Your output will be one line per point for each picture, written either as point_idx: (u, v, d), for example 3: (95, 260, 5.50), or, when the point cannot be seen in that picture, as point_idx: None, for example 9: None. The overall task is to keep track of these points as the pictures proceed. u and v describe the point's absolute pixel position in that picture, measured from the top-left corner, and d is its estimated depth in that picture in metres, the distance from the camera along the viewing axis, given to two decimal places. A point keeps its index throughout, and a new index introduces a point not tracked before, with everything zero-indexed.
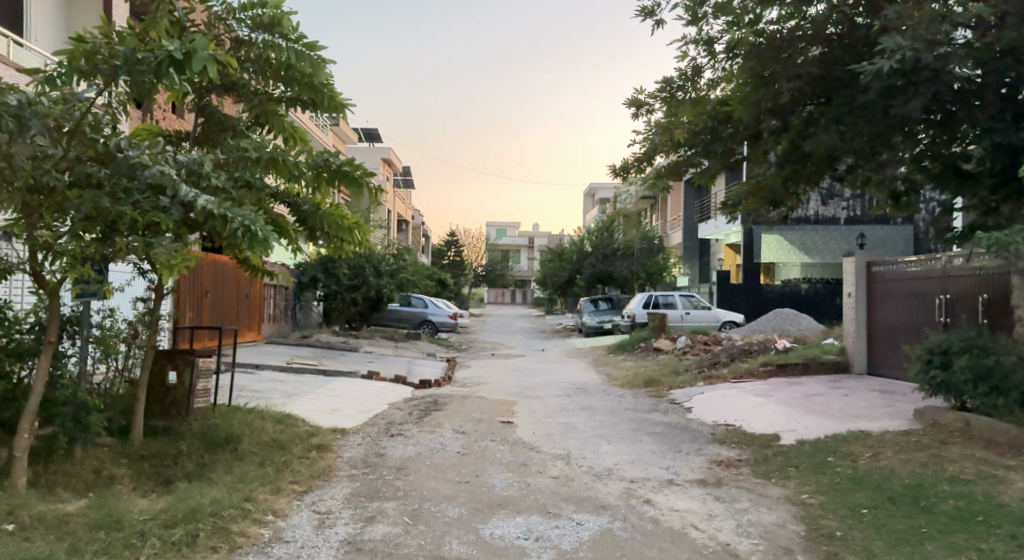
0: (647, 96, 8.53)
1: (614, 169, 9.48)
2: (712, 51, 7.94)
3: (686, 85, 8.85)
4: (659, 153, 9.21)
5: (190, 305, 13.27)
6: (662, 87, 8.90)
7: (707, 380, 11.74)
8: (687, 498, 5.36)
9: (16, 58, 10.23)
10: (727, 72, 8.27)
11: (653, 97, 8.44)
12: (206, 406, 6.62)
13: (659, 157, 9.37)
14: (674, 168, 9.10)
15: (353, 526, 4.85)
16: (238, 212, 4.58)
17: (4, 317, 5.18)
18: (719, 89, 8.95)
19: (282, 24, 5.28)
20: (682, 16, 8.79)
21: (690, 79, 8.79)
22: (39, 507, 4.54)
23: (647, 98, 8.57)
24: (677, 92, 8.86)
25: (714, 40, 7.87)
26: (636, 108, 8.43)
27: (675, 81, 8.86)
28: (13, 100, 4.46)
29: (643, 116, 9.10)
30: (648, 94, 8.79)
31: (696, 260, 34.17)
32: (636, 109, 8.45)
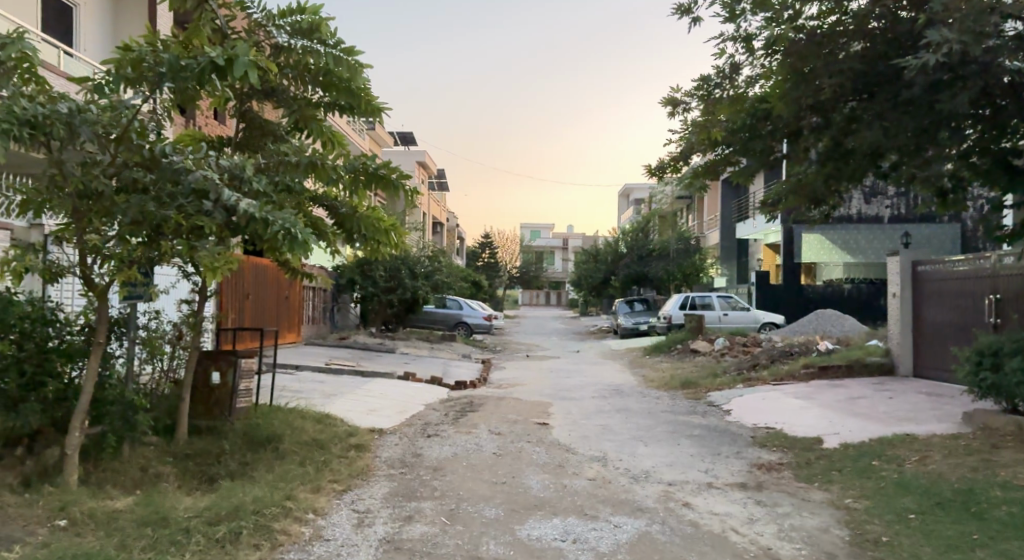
0: (683, 95, 8.45)
1: (649, 169, 9.41)
2: (751, 48, 7.82)
3: (723, 83, 8.77)
4: (695, 152, 9.13)
5: (232, 305, 13.57)
6: (699, 85, 8.81)
7: (745, 383, 11.57)
8: (728, 501, 5.29)
9: (68, 69, 10.57)
10: (766, 69, 8.14)
11: (689, 96, 8.34)
12: (247, 406, 6.76)
13: (695, 156, 9.26)
14: (710, 167, 8.98)
15: (391, 525, 4.89)
16: (279, 216, 4.69)
17: (56, 318, 5.33)
18: (758, 86, 8.80)
19: (320, 31, 5.41)
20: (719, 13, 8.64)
21: (728, 77, 8.70)
22: (90, 503, 4.68)
23: (683, 96, 8.48)
24: (715, 89, 8.77)
25: (753, 36, 7.75)
26: (672, 107, 8.35)
27: (712, 79, 8.78)
28: (64, 107, 4.62)
29: (680, 114, 9.00)
30: (684, 93, 8.68)
31: (734, 260, 33.67)
32: (672, 108, 8.37)
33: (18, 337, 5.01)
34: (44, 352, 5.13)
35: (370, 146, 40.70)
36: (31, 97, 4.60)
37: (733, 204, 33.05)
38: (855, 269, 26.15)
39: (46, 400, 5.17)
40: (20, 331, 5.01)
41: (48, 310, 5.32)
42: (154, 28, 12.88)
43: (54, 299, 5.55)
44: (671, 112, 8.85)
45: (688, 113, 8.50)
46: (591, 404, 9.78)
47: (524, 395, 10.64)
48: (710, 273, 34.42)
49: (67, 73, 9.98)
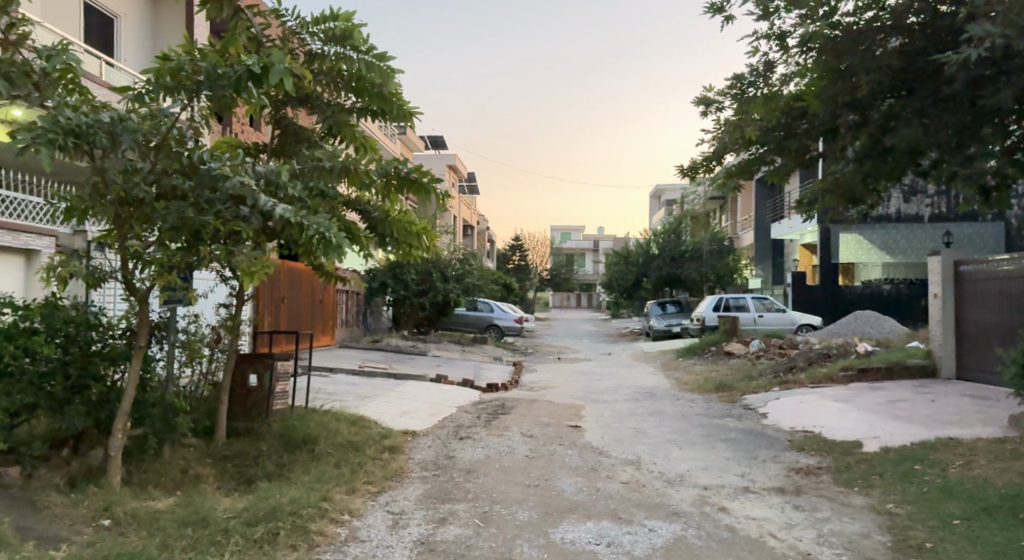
0: (717, 94, 8.38)
1: (681, 169, 9.32)
2: (785, 46, 7.72)
3: (757, 82, 8.65)
4: (728, 152, 9.04)
5: (268, 309, 13.78)
6: (732, 83, 8.70)
7: (781, 386, 11.39)
8: (765, 506, 5.21)
9: (109, 79, 10.83)
10: (801, 67, 8.01)
11: (722, 94, 8.26)
12: (283, 408, 6.87)
13: (728, 155, 9.15)
14: (744, 167, 8.88)
15: (424, 527, 4.91)
16: (313, 220, 4.78)
17: (99, 323, 5.46)
18: (793, 84, 8.66)
19: (353, 37, 5.49)
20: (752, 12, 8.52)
21: (762, 75, 8.59)
22: (132, 504, 4.79)
23: (716, 96, 8.38)
24: (749, 88, 8.65)
25: (787, 34, 7.65)
26: (705, 107, 8.26)
27: (746, 77, 8.67)
28: (106, 117, 4.71)
29: (712, 114, 8.90)
30: (717, 92, 8.59)
31: (769, 261, 33.18)
32: (704, 107, 8.29)
33: (64, 341, 5.14)
34: (88, 355, 5.26)
35: (402, 150, 41.04)
36: (75, 106, 4.72)
37: (767, 203, 32.57)
38: (894, 269, 25.53)
39: (90, 402, 5.30)
40: (65, 335, 5.15)
41: (91, 314, 5.45)
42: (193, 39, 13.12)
43: (98, 303, 5.69)
44: (703, 111, 8.76)
45: (721, 112, 8.43)
46: (625, 407, 9.71)
47: (557, 398, 10.60)
48: (743, 274, 33.96)
49: (108, 84, 10.24)
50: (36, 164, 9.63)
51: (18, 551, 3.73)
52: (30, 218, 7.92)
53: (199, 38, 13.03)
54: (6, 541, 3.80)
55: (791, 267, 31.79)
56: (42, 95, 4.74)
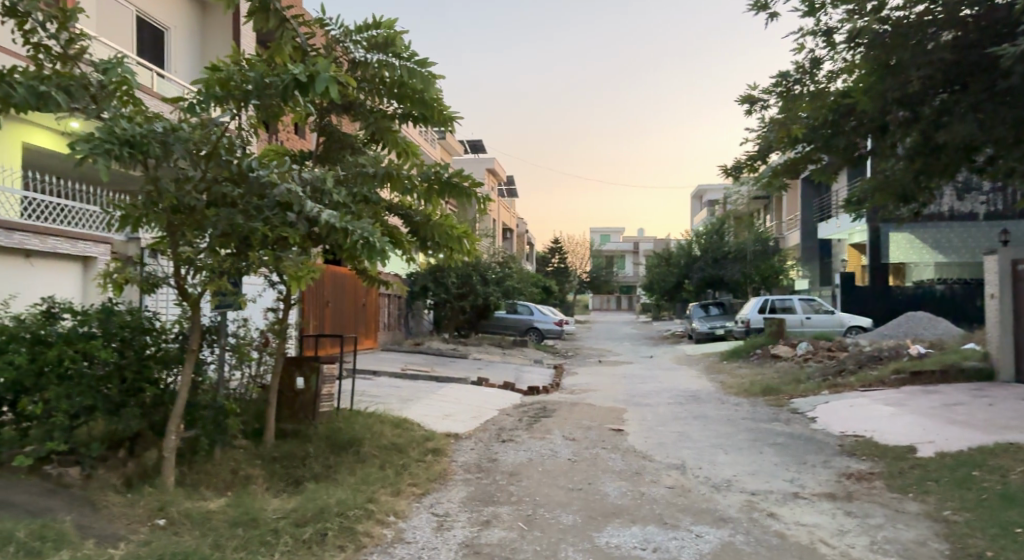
0: (762, 92, 8.24)
1: (725, 169, 9.20)
2: (832, 42, 7.58)
3: (803, 79, 8.50)
4: (773, 151, 8.89)
5: (313, 313, 14.05)
6: (778, 81, 8.56)
7: (831, 389, 11.14)
8: (816, 512, 5.10)
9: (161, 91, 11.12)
10: (849, 63, 7.84)
11: (768, 93, 8.14)
12: (329, 410, 6.98)
13: (774, 154, 8.98)
14: (792, 167, 8.68)
15: (469, 529, 4.93)
16: (358, 225, 4.86)
17: (153, 327, 5.61)
18: (840, 81, 8.48)
19: (395, 44, 5.61)
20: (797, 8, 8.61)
21: (808, 72, 8.42)
22: (186, 504, 4.91)
23: (761, 94, 8.25)
24: (795, 85, 8.51)
25: (834, 30, 7.51)
26: (750, 105, 8.13)
27: (792, 75, 8.52)
28: (159, 127, 4.82)
29: (756, 112, 8.77)
30: (762, 91, 8.45)
31: (817, 262, 32.61)
32: (749, 106, 8.16)
33: (119, 345, 5.31)
34: (142, 359, 5.42)
35: (442, 155, 41.28)
36: (130, 118, 4.86)
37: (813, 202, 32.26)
38: (945, 270, 25.01)
39: (145, 404, 5.45)
40: (121, 339, 5.31)
41: (146, 319, 5.60)
42: (239, 49, 13.39)
43: (151, 308, 5.84)
44: (747, 111, 8.63)
45: (767, 110, 8.30)
46: (668, 410, 9.63)
47: (598, 401, 10.55)
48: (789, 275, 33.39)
49: (159, 95, 10.60)
50: (95, 173, 9.94)
51: (79, 549, 3.85)
52: (89, 226, 8.21)
53: (245, 47, 13.29)
54: (67, 538, 3.93)
55: (838, 267, 31.05)
56: (99, 108, 4.88)
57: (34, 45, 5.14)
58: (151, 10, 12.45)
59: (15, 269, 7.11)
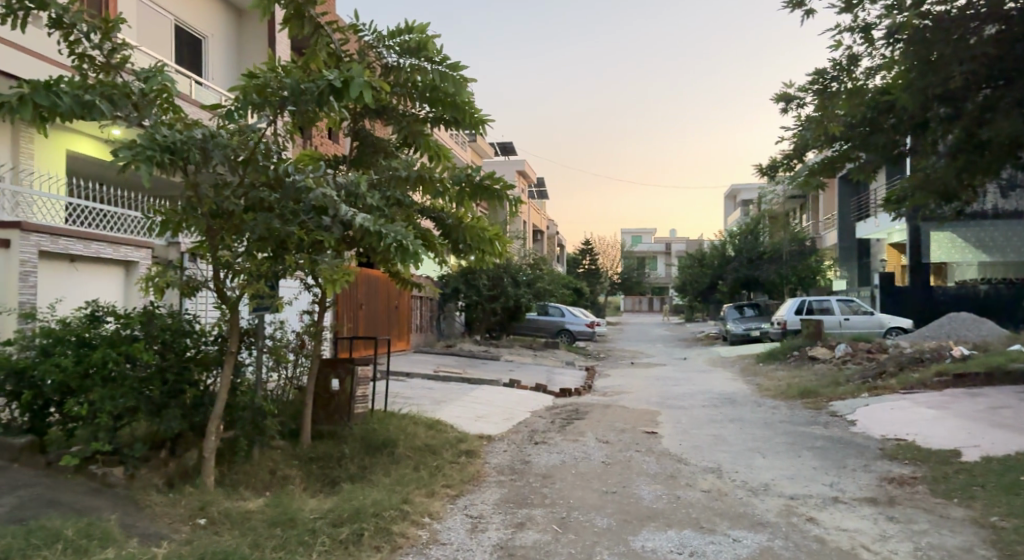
0: (798, 90, 8.12)
1: (760, 168, 9.09)
2: (870, 38, 7.45)
3: (841, 77, 8.33)
4: (810, 149, 8.75)
5: (347, 316, 14.20)
6: (814, 79, 8.43)
7: (871, 392, 10.92)
8: (857, 517, 5.01)
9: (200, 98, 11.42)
10: (888, 59, 7.69)
11: (804, 90, 8.01)
12: (363, 412, 7.04)
13: (811, 152, 8.84)
14: (829, 165, 8.59)
15: (503, 532, 4.94)
16: (391, 229, 4.92)
17: (193, 330, 5.72)
18: (878, 78, 8.33)
19: (427, 48, 5.65)
20: (834, 4, 9.19)
21: (846, 69, 8.29)
22: (226, 504, 4.99)
23: (797, 91, 8.13)
24: (831, 83, 8.38)
25: (872, 26, 7.38)
26: (785, 103, 8.02)
27: (828, 72, 8.39)
28: (199, 134, 4.90)
29: (792, 111, 8.64)
30: (798, 88, 8.33)
31: (855, 261, 32.25)
32: (784, 104, 8.05)
33: (161, 347, 5.42)
34: (183, 360, 5.53)
35: (473, 158, 41.60)
36: (170, 125, 4.96)
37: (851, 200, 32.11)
38: (991, 269, 24.12)
39: (185, 405, 5.55)
40: (163, 342, 5.42)
41: (186, 322, 5.71)
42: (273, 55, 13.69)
43: (191, 311, 5.95)
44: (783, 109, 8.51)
45: (803, 109, 8.17)
46: (702, 413, 9.53)
47: (631, 403, 10.49)
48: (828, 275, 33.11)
49: (199, 103, 10.94)
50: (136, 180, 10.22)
51: (124, 548, 3.94)
52: (132, 231, 8.41)
53: (280, 53, 13.56)
54: (113, 537, 4.03)
55: (878, 267, 30.53)
56: (141, 115, 4.99)
57: (78, 56, 5.26)
58: (190, 20, 12.78)
59: (60, 274, 7.26)
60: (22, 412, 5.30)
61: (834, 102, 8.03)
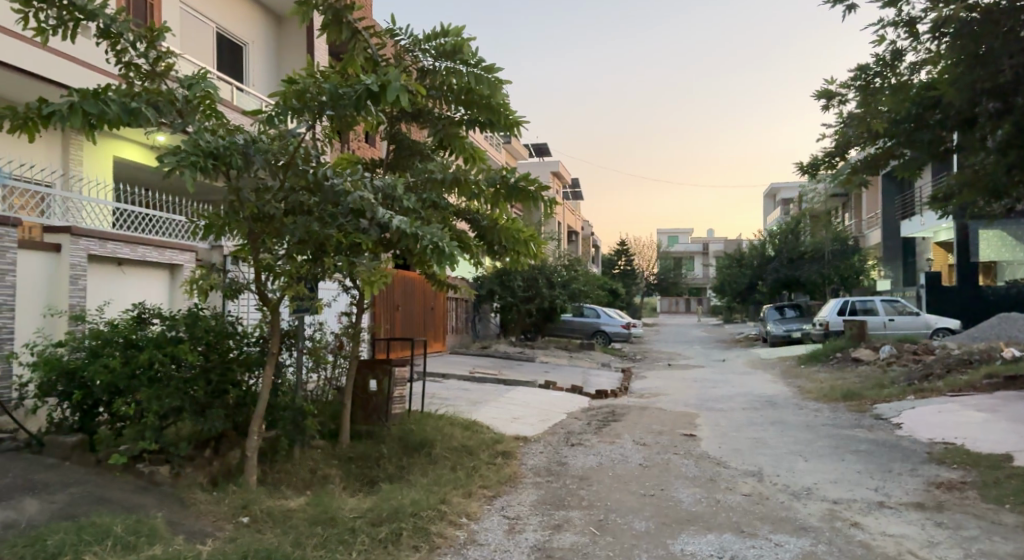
0: (839, 87, 7.98)
1: (801, 166, 8.92)
2: (915, 32, 7.28)
3: (884, 72, 8.16)
4: (852, 146, 8.57)
5: (383, 318, 14.36)
6: (856, 75, 8.27)
7: (917, 395, 10.64)
8: (903, 522, 4.89)
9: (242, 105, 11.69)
10: (934, 54, 7.51)
11: (845, 87, 7.86)
12: (401, 412, 7.11)
13: (853, 150, 8.65)
14: (872, 162, 8.37)
15: (541, 533, 4.93)
16: (427, 231, 4.95)
17: (236, 331, 5.83)
18: (924, 73, 8.13)
19: (462, 51, 5.63)
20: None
21: (889, 65, 8.11)
22: (268, 502, 5.07)
23: (839, 88, 7.97)
24: (875, 79, 8.21)
25: (917, 20, 7.22)
26: (826, 100, 7.88)
27: (871, 68, 8.22)
28: (240, 139, 4.97)
29: (834, 108, 8.48)
30: (840, 85, 8.17)
31: (900, 261, 31.90)
32: (826, 101, 7.91)
33: (205, 348, 5.54)
34: (226, 361, 5.64)
35: (507, 159, 41.83)
36: (213, 131, 5.07)
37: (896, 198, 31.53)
38: None
39: (229, 405, 5.65)
40: (207, 342, 5.54)
41: (229, 323, 5.83)
42: (313, 60, 13.97)
43: (234, 313, 6.08)
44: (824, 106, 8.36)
45: (844, 106, 8.03)
46: (742, 416, 9.41)
47: (669, 406, 10.40)
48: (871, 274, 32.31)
49: (240, 108, 11.18)
50: (180, 185, 10.48)
51: (170, 545, 4.03)
52: (177, 235, 8.60)
53: (319, 59, 13.82)
54: (160, 534, 4.13)
55: (924, 267, 29.76)
56: (184, 121, 5.11)
57: (125, 64, 5.39)
58: (235, 31, 13.14)
59: (108, 277, 7.47)
60: (73, 411, 5.46)
61: (877, 98, 7.85)
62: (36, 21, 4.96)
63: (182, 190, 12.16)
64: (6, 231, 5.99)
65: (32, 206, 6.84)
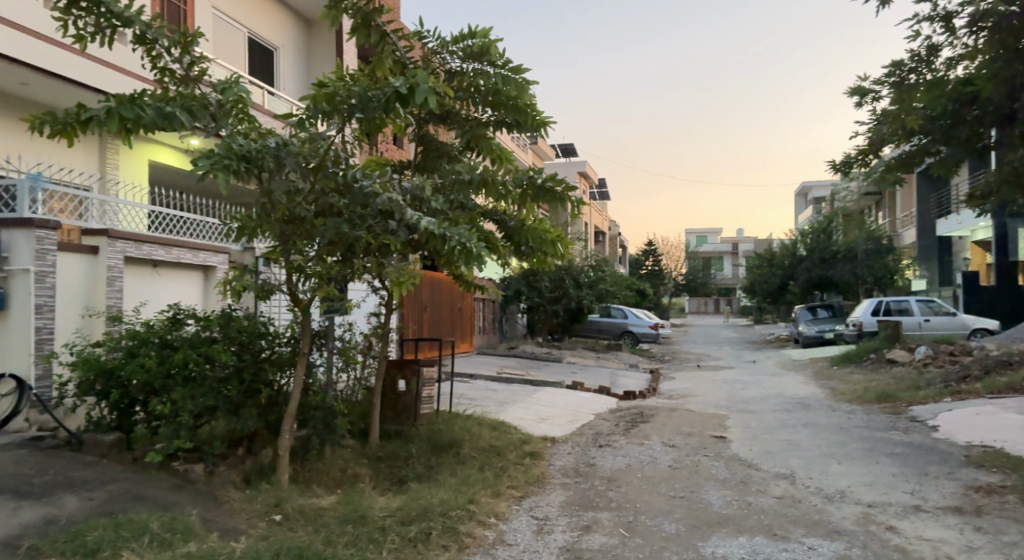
0: (872, 84, 7.86)
1: (833, 165, 8.79)
2: (952, 27, 7.15)
3: (919, 68, 8.02)
4: (887, 143, 8.42)
5: (411, 318, 14.46)
6: (890, 71, 8.15)
7: (954, 397, 10.42)
8: (940, 526, 4.80)
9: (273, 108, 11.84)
10: (971, 48, 7.36)
11: (879, 83, 7.73)
12: (429, 412, 7.15)
13: (887, 147, 8.50)
14: (907, 160, 8.23)
15: (570, 534, 4.93)
16: (455, 232, 4.97)
17: (268, 332, 5.92)
18: (961, 68, 7.96)
19: (490, 52, 5.67)
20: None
21: (925, 60, 7.97)
22: (300, 500, 5.14)
23: (872, 84, 7.85)
24: (910, 75, 8.07)
25: (954, 15, 7.09)
26: (860, 97, 7.76)
27: (906, 64, 8.09)
28: (272, 142, 5.02)
29: (867, 105, 8.36)
30: (873, 81, 8.05)
31: (936, 260, 31.24)
32: (859, 98, 7.79)
33: (238, 349, 5.63)
34: (259, 361, 5.72)
35: (533, 160, 42.04)
36: (245, 134, 5.14)
37: (932, 196, 30.88)
38: None
39: (261, 405, 5.72)
40: (240, 343, 5.64)
41: (261, 324, 5.92)
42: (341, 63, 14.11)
43: (266, 314, 6.18)
44: (857, 103, 8.24)
45: (877, 103, 7.90)
46: (773, 418, 9.30)
47: (697, 407, 10.32)
48: (906, 274, 31.66)
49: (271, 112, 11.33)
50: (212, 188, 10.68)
51: (205, 542, 4.10)
52: (209, 237, 8.75)
53: (348, 61, 13.94)
54: (194, 531, 4.20)
55: (961, 266, 29.08)
56: (218, 126, 5.18)
57: (159, 70, 5.48)
58: (267, 36, 13.35)
59: (143, 279, 7.64)
60: (111, 410, 5.58)
61: (912, 94, 7.72)
62: (75, 28, 5.07)
63: (214, 193, 12.39)
64: (46, 234, 6.17)
65: (71, 209, 6.76)
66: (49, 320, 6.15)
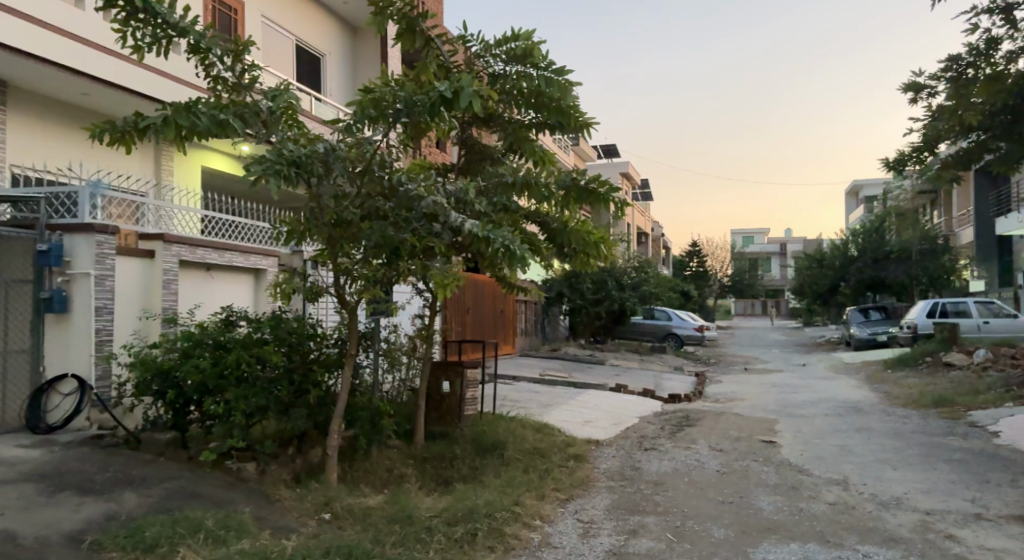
0: (928, 79, 7.65)
1: (885, 162, 8.58)
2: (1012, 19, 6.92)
3: (978, 62, 7.76)
4: (942, 140, 8.17)
5: (455, 320, 14.55)
6: (947, 66, 7.91)
7: (1018, 402, 10.02)
8: (1003, 536, 4.63)
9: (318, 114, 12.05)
10: None
11: (936, 78, 7.52)
12: (473, 414, 7.19)
13: (943, 144, 8.25)
14: (965, 156, 7.97)
15: (617, 538, 4.90)
16: (499, 233, 4.99)
17: (316, 334, 6.05)
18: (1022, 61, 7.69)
19: (533, 55, 5.63)
20: None
21: (983, 54, 7.71)
22: (348, 499, 5.22)
23: (929, 79, 7.63)
24: (968, 69, 7.82)
25: (1015, 6, 6.86)
26: (915, 92, 7.55)
27: (963, 58, 7.85)
28: (321, 146, 5.06)
29: (922, 101, 8.12)
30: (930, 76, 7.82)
31: (994, 260, 30.11)
32: (915, 93, 7.57)
33: (288, 350, 5.77)
34: (308, 362, 5.86)
35: (574, 162, 42.07)
36: (295, 140, 5.24)
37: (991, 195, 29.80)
38: None
39: (310, 404, 5.83)
40: (290, 344, 5.79)
41: (309, 326, 6.05)
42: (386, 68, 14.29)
43: (314, 316, 6.32)
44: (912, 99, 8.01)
45: (933, 98, 7.68)
46: (824, 422, 9.11)
47: (745, 411, 10.16)
48: (963, 275, 30.61)
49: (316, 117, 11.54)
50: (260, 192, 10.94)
51: (257, 539, 4.19)
52: (256, 240, 8.95)
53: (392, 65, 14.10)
54: (247, 529, 4.30)
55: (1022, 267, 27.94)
56: (269, 131, 5.29)
57: (213, 78, 5.64)
58: (315, 43, 13.63)
59: (197, 281, 7.86)
60: (167, 410, 5.74)
61: (970, 89, 7.49)
62: (133, 39, 5.23)
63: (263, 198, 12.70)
64: (105, 238, 6.39)
65: (128, 214, 7.00)
66: (108, 322, 6.37)
